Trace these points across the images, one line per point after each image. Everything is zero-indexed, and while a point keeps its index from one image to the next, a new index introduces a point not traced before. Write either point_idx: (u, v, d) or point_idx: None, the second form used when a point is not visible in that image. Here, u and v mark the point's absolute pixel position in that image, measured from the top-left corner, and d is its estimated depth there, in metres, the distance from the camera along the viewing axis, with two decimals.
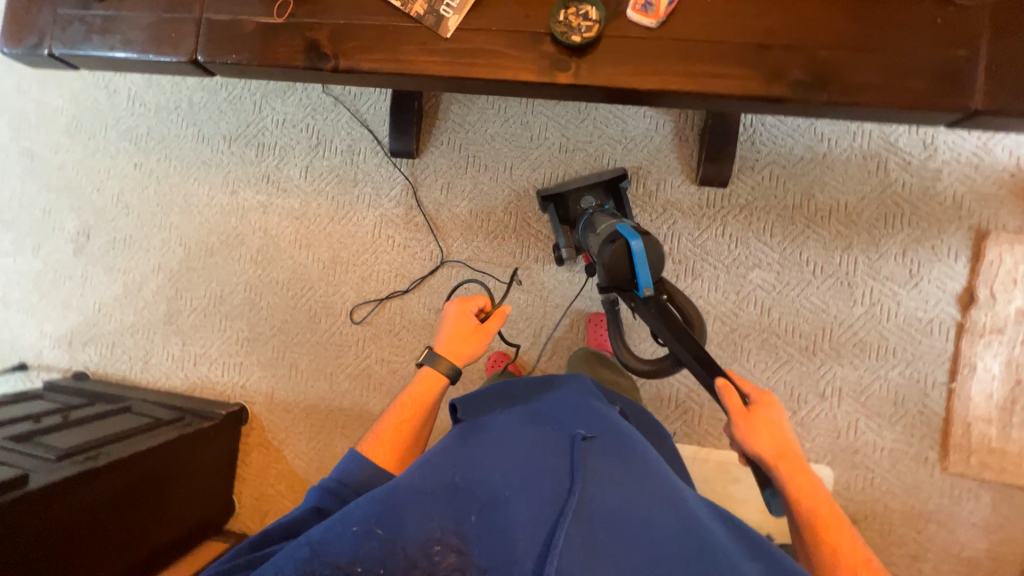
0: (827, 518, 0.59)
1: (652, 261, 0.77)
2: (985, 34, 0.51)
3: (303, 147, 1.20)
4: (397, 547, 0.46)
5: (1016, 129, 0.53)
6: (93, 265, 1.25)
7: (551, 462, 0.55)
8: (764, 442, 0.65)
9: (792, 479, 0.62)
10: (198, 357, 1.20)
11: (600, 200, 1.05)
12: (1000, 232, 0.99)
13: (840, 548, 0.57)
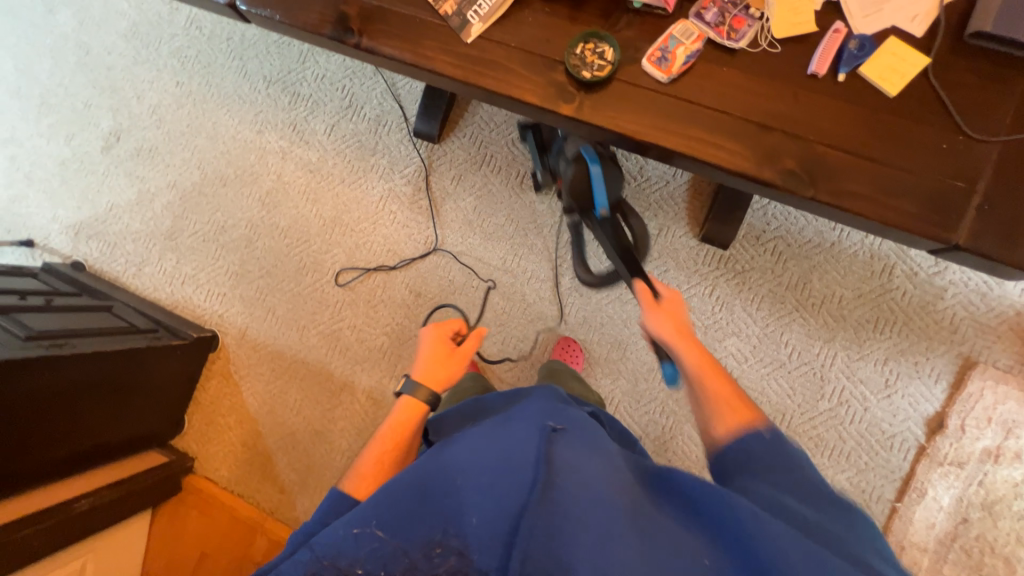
0: (713, 373, 0.62)
1: (608, 184, 0.82)
2: (987, 171, 0.50)
3: (334, 105, 1.23)
4: (399, 550, 0.45)
5: (997, 275, 0.51)
6: (115, 166, 1.30)
7: (517, 456, 0.48)
8: (662, 324, 0.69)
9: (684, 349, 0.66)
10: (187, 277, 1.24)
11: None
12: (988, 366, 0.96)
13: (720, 388, 0.60)
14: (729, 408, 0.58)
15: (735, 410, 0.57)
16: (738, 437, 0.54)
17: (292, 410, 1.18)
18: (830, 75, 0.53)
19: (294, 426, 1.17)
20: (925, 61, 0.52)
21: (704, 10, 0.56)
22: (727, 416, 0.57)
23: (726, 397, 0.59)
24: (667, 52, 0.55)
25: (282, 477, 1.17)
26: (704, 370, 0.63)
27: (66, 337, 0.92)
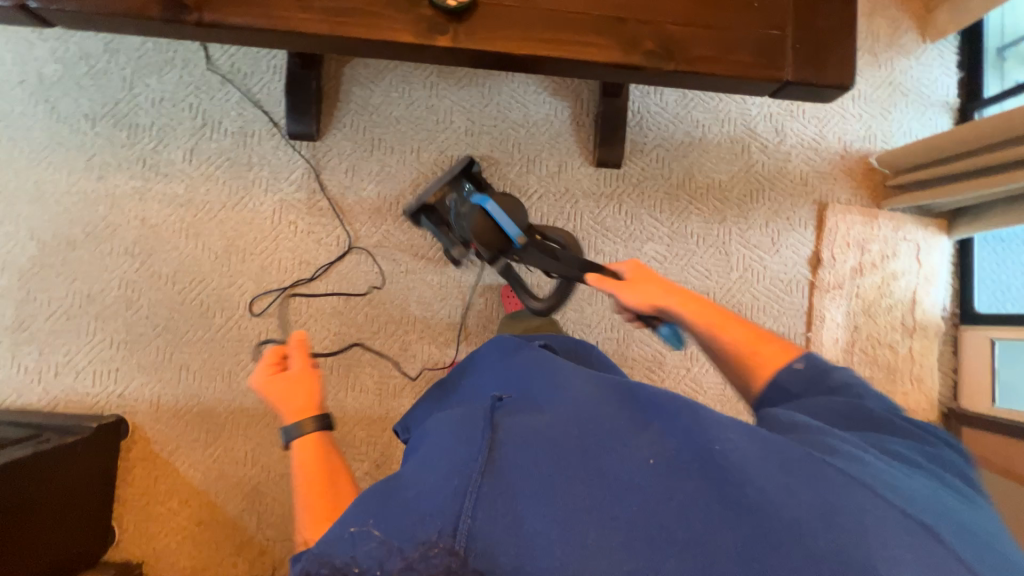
0: (716, 322, 0.67)
1: (512, 215, 0.87)
2: (791, 17, 0.61)
3: (186, 127, 1.10)
4: (395, 547, 0.40)
5: (821, 98, 0.64)
6: None
7: (472, 423, 0.50)
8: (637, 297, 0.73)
9: (674, 309, 0.71)
10: (61, 366, 1.04)
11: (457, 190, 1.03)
12: (836, 204, 1.18)
13: (738, 340, 0.65)
14: (756, 355, 0.63)
15: (764, 353, 0.62)
16: (779, 377, 0.59)
17: (245, 464, 1.05)
18: None
19: (253, 480, 1.05)
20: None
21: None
22: (765, 361, 0.62)
23: (745, 346, 0.64)
24: None
25: (257, 539, 1.05)
26: (711, 327, 0.67)
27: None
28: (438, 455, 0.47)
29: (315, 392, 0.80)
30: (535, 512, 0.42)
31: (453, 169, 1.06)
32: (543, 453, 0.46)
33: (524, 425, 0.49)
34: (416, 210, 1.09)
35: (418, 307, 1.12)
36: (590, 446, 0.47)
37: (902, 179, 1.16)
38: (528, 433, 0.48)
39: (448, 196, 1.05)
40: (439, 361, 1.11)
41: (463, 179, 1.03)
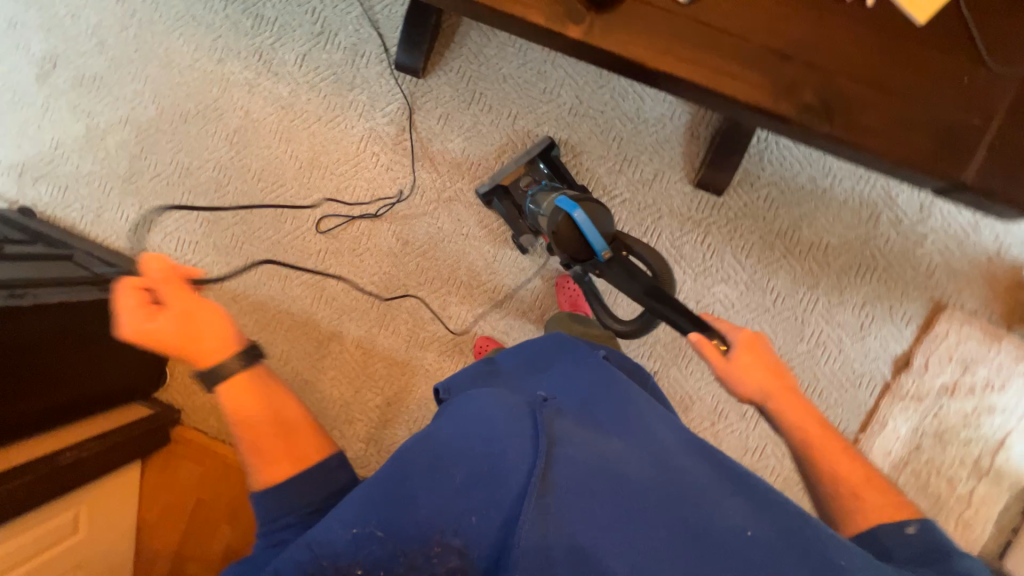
0: (818, 439, 0.60)
1: (598, 225, 0.78)
2: (1003, 108, 0.49)
3: (304, 31, 1.10)
4: (399, 552, 0.44)
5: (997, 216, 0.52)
6: (55, 98, 1.16)
7: (520, 425, 0.51)
8: (752, 382, 0.63)
9: (782, 408, 0.62)
10: (153, 225, 1.16)
11: (535, 176, 1.05)
12: (956, 309, 1.02)
13: (848, 474, 0.58)
14: (859, 497, 0.56)
15: (865, 500, 0.56)
16: (876, 533, 0.53)
17: (279, 361, 1.16)
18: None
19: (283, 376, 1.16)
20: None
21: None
22: (865, 509, 0.55)
23: (846, 483, 0.57)
24: None
25: None
26: (815, 444, 0.60)
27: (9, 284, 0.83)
28: (476, 445, 0.49)
29: (214, 323, 0.61)
30: (580, 537, 0.44)
31: (529, 154, 1.04)
32: (581, 494, 0.47)
33: (576, 452, 0.50)
34: (490, 194, 1.06)
35: (467, 273, 1.12)
36: (625, 503, 0.47)
37: None
38: (572, 464, 0.48)
39: (521, 182, 1.05)
40: (470, 330, 1.13)
41: (540, 165, 1.04)
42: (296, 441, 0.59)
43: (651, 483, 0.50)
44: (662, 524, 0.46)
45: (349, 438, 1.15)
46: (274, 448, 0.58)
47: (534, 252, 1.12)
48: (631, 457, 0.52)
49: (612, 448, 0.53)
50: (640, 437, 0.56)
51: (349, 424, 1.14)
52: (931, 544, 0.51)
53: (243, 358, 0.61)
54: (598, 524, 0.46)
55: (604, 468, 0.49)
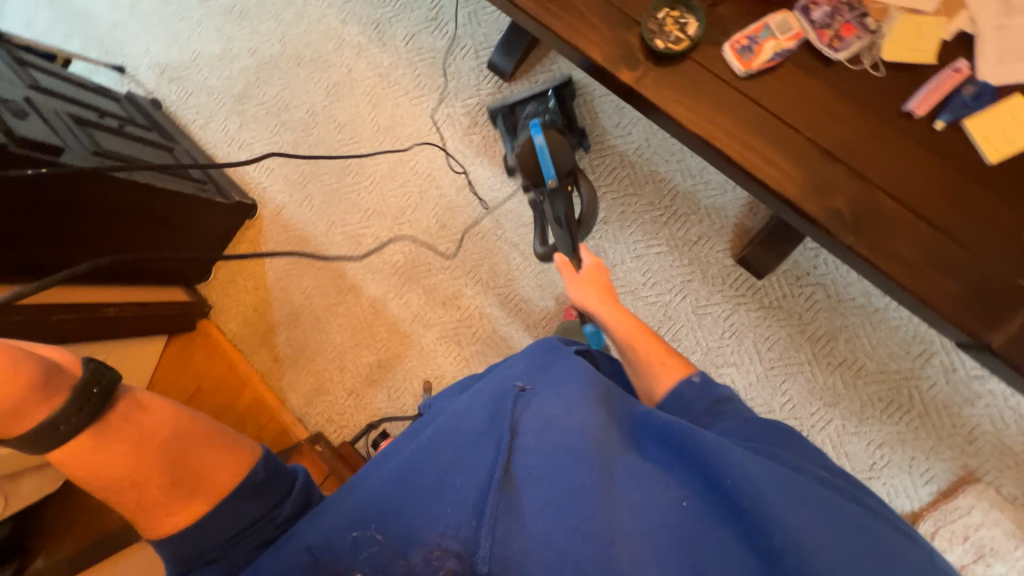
0: (631, 326, 0.73)
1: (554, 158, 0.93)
2: None
3: (421, 14, 1.20)
4: (399, 555, 0.44)
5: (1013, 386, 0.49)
6: (208, 18, 1.35)
7: (491, 431, 0.54)
8: (585, 293, 0.79)
9: (604, 309, 0.76)
10: (245, 144, 1.31)
11: (541, 104, 1.04)
12: (990, 487, 0.90)
13: (652, 348, 0.69)
14: (662, 364, 0.66)
15: (664, 363, 0.66)
16: (675, 390, 0.62)
17: (302, 293, 1.27)
18: (926, 121, 0.51)
19: (300, 308, 1.27)
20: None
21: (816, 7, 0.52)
22: (662, 373, 0.65)
23: (651, 354, 0.68)
24: (754, 43, 0.51)
25: (279, 348, 1.28)
26: (632, 334, 0.71)
27: (109, 154, 0.97)
28: (452, 453, 0.53)
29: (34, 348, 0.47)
30: (547, 525, 0.45)
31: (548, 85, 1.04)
32: (547, 479, 0.48)
33: (541, 434, 0.52)
34: (495, 112, 1.09)
35: (488, 272, 1.16)
36: (583, 477, 0.47)
37: None
38: (532, 453, 0.50)
39: (527, 109, 1.05)
40: (472, 325, 1.16)
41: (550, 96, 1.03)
42: (203, 478, 0.47)
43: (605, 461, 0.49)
44: (621, 498, 0.47)
45: (336, 383, 1.23)
46: (166, 495, 0.45)
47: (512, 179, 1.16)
48: (587, 429, 0.52)
49: (572, 424, 0.52)
50: (597, 411, 0.55)
51: (340, 371, 1.23)
52: (709, 388, 0.60)
53: (91, 392, 0.43)
54: (566, 511, 0.45)
55: (562, 447, 0.50)
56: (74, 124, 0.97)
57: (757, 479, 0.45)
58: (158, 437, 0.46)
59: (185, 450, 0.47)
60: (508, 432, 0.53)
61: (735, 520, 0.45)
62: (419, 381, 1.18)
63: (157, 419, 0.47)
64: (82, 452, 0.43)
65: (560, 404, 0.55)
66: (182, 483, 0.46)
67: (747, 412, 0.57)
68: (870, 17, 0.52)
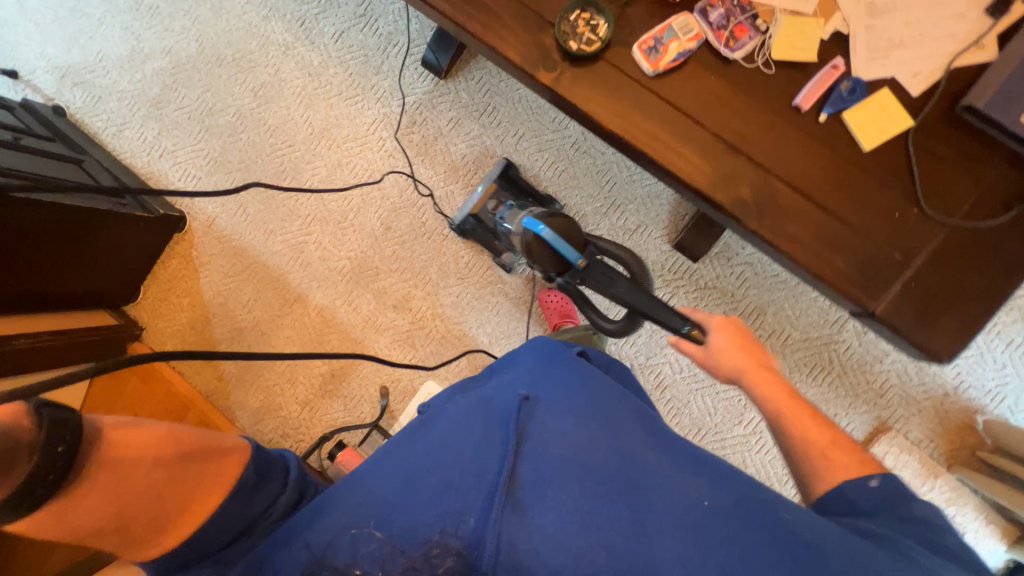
0: (790, 407, 0.63)
1: (569, 236, 0.76)
2: (917, 254, 0.57)
3: (348, 11, 1.16)
4: (400, 551, 0.44)
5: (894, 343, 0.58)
6: (112, 16, 1.25)
7: (495, 432, 0.56)
8: (730, 360, 0.68)
9: (758, 385, 0.66)
10: (166, 152, 1.23)
11: (501, 196, 1.07)
12: (898, 434, 1.01)
13: (817, 437, 0.61)
14: (827, 459, 0.59)
15: (836, 458, 0.59)
16: (844, 489, 0.56)
17: (244, 307, 1.21)
18: (812, 112, 0.58)
19: (242, 323, 1.21)
20: (909, 123, 0.58)
21: (712, 9, 0.57)
22: (826, 471, 0.59)
23: (818, 451, 0.60)
24: (660, 44, 0.56)
25: (223, 366, 1.22)
26: (782, 412, 0.63)
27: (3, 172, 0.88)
28: (454, 457, 0.53)
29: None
30: (555, 523, 0.47)
31: (490, 176, 1.08)
32: (554, 484, 0.49)
33: (553, 440, 0.53)
34: (463, 226, 1.10)
35: (438, 272, 1.16)
36: (600, 489, 0.49)
37: (993, 459, 0.95)
38: (543, 457, 0.52)
39: (489, 205, 1.07)
40: (425, 327, 1.16)
41: (501, 185, 1.07)
42: (202, 489, 0.55)
43: (622, 470, 0.52)
44: (633, 501, 0.49)
45: (289, 397, 1.19)
46: (166, 515, 0.52)
47: (517, 272, 1.15)
48: (598, 442, 0.54)
49: (581, 436, 0.54)
50: (606, 422, 0.57)
51: (292, 384, 1.19)
52: (892, 501, 0.54)
53: (56, 445, 0.43)
54: (573, 512, 0.48)
55: (572, 455, 0.52)
56: None
57: (818, 527, 0.49)
58: (153, 453, 0.52)
59: (183, 468, 0.54)
60: (514, 434, 0.54)
61: (795, 552, 0.46)
62: (375, 388, 1.16)
63: (141, 445, 0.51)
64: (63, 503, 0.44)
65: (569, 417, 0.57)
66: (183, 500, 0.53)
67: (941, 535, 0.52)
68: (762, 18, 0.58)
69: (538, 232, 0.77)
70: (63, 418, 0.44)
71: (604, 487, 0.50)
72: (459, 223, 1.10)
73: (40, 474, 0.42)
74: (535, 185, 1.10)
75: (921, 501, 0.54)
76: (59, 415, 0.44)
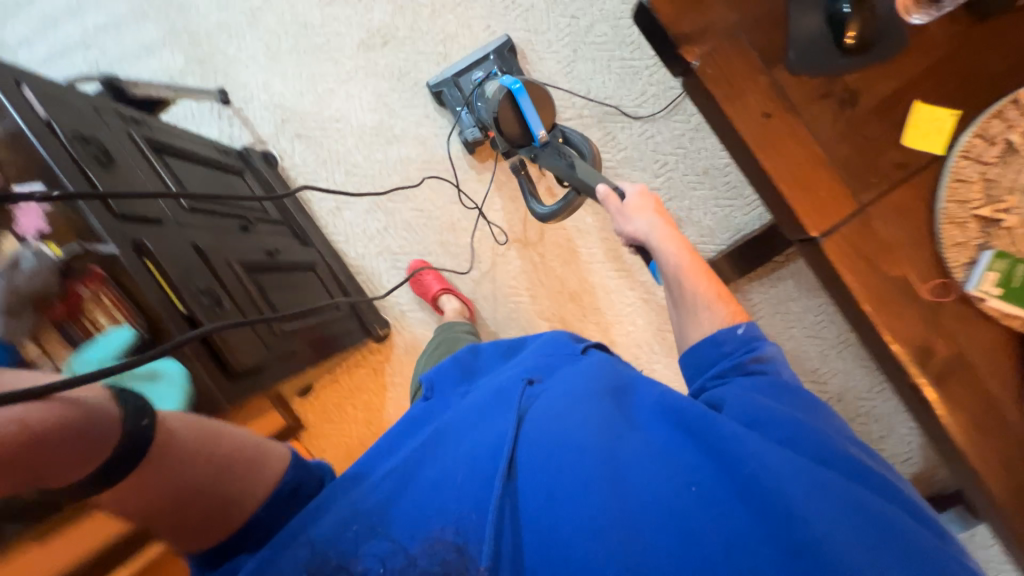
0: (692, 266, 0.62)
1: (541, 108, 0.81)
2: None
3: (644, 177, 1.05)
4: (401, 549, 0.44)
5: None
6: (365, 73, 1.06)
7: (493, 423, 0.53)
8: (642, 222, 0.66)
9: (667, 248, 0.63)
10: (386, 250, 1.08)
11: (488, 70, 0.98)
12: None
13: (703, 287, 0.60)
14: (710, 309, 0.59)
15: (729, 312, 0.58)
16: (718, 341, 0.55)
17: None
18: None
19: None
20: None
21: None
22: (714, 322, 0.58)
23: (713, 301, 0.59)
24: None
25: None
26: (687, 271, 0.61)
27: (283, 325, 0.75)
28: (449, 455, 0.51)
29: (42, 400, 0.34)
30: (531, 516, 0.44)
31: (486, 49, 1.00)
32: (539, 478, 0.45)
33: (545, 431, 0.49)
34: (438, 88, 1.02)
35: None
36: (579, 474, 0.44)
37: None
38: (536, 446, 0.48)
39: (475, 75, 0.98)
40: None
41: (491, 61, 0.99)
42: (247, 487, 0.45)
43: (605, 453, 0.45)
44: (615, 496, 0.42)
45: None
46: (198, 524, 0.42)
47: (478, 156, 1.07)
48: (594, 422, 0.48)
49: (573, 417, 0.49)
50: (592, 397, 0.51)
51: None
52: (753, 343, 0.54)
53: (141, 422, 0.37)
54: (553, 503, 0.44)
55: (555, 441, 0.47)
56: (243, 274, 0.71)
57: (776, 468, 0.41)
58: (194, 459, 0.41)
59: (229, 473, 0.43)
60: (509, 421, 0.51)
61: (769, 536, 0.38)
62: None
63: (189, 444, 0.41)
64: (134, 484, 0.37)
65: (555, 400, 0.52)
66: (235, 492, 0.44)
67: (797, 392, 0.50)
68: None
69: (516, 96, 0.81)
70: (140, 403, 0.38)
71: (588, 472, 0.44)
72: (438, 83, 1.02)
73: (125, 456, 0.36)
74: None
75: (778, 352, 0.54)
76: (135, 400, 0.38)
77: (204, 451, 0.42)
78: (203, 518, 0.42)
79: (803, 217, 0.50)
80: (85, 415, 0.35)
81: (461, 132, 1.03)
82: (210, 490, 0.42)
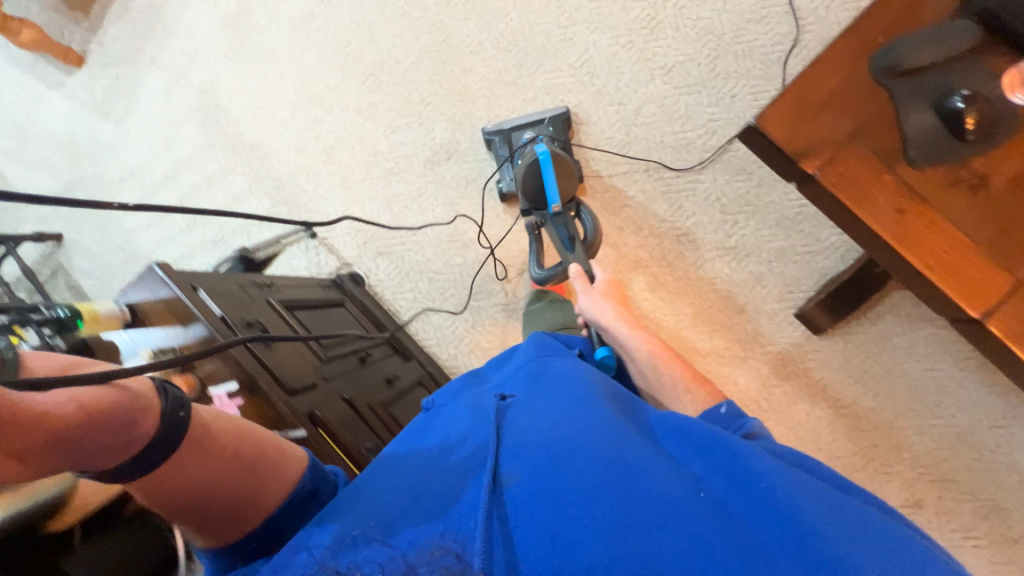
0: (661, 346, 0.72)
1: (563, 184, 0.93)
2: None
3: (716, 238, 1.07)
4: (400, 557, 0.42)
5: None
6: (434, 186, 1.14)
7: (487, 434, 0.54)
8: (603, 306, 0.78)
9: (630, 327, 0.74)
10: (476, 347, 1.11)
11: (539, 132, 1.06)
12: None
13: (677, 372, 0.67)
14: (690, 392, 0.65)
15: (699, 389, 0.66)
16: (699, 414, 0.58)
17: None
18: None
19: None
20: None
21: None
22: (688, 401, 0.64)
23: (685, 380, 0.67)
24: None
25: None
26: (655, 351, 0.70)
27: None
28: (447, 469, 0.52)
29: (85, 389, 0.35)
30: (527, 517, 0.43)
31: (543, 114, 1.08)
32: (538, 478, 0.45)
33: (540, 433, 0.49)
34: (491, 138, 1.09)
35: None
36: (579, 471, 0.44)
37: None
38: (532, 447, 0.48)
39: (526, 135, 1.05)
40: None
41: (546, 125, 1.07)
42: (269, 480, 0.47)
43: (605, 450, 0.45)
44: (613, 494, 0.41)
45: None
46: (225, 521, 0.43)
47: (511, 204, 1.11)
48: (589, 423, 0.49)
49: (568, 420, 0.50)
50: (596, 405, 0.52)
51: None
52: (738, 421, 0.54)
53: (179, 414, 0.40)
54: (552, 505, 0.42)
55: (555, 439, 0.48)
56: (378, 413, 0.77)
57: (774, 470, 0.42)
58: (226, 451, 0.43)
59: (256, 465, 0.45)
60: (508, 436, 0.52)
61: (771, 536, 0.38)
62: None
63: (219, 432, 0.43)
64: (172, 468, 0.39)
65: (558, 408, 0.53)
66: (255, 487, 0.45)
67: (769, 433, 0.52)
68: None
69: (544, 163, 0.92)
70: (179, 396, 0.41)
71: (592, 476, 0.43)
72: (491, 133, 1.08)
73: (166, 440, 0.38)
74: (908, 468, 1.01)
75: (764, 428, 0.52)
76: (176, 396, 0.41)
77: (229, 443, 0.44)
78: (228, 513, 0.43)
79: (962, 302, 0.50)
80: (128, 404, 0.36)
81: (500, 182, 1.09)
82: (236, 479, 0.43)
